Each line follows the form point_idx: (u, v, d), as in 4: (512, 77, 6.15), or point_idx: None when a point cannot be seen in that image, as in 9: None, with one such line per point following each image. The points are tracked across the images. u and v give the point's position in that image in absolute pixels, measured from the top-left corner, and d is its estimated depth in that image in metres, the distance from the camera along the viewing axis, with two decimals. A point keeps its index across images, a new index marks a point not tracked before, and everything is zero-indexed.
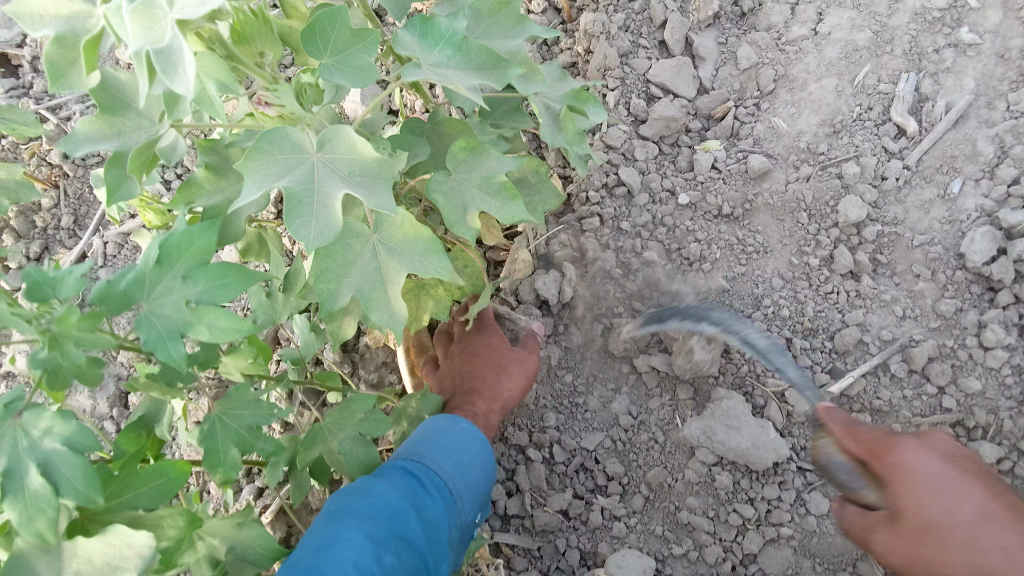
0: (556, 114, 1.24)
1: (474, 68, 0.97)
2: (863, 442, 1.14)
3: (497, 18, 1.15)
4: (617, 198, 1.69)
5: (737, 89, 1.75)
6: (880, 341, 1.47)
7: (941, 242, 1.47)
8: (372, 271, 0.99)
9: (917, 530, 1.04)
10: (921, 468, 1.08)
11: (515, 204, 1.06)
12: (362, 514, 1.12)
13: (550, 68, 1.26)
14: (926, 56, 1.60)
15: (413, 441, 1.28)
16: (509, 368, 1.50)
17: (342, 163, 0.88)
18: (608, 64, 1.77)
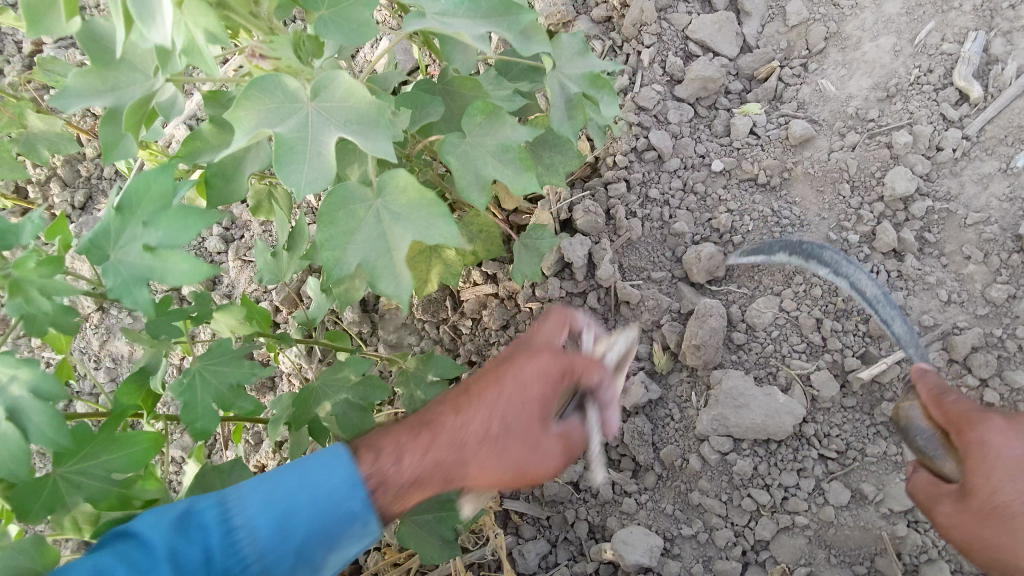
0: (570, 95, 1.15)
1: (482, 16, 0.92)
2: (947, 412, 1.05)
3: None
4: (647, 163, 1.61)
5: (784, 47, 1.66)
6: (920, 326, 1.33)
7: (998, 222, 1.34)
8: (377, 239, 0.92)
9: (986, 514, 0.98)
10: (1004, 451, 0.98)
11: (528, 175, 1.00)
12: None
13: (573, 37, 1.17)
14: (1000, 13, 1.46)
15: (270, 491, 0.96)
16: (503, 439, 1.00)
17: (337, 110, 0.85)
18: (644, 19, 1.68)
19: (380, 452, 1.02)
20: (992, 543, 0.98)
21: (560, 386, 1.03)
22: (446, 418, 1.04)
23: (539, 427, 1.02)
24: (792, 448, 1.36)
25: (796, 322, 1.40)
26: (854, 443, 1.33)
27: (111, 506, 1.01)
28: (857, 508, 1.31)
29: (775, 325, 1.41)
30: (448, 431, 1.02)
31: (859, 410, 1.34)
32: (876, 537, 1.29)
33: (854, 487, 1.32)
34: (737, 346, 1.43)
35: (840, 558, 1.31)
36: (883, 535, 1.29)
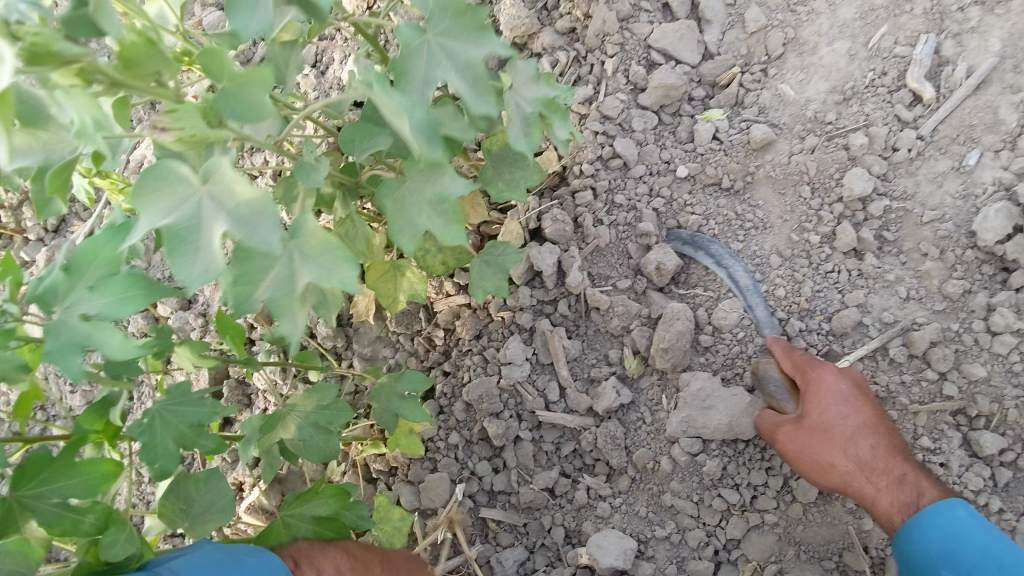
0: (526, 115, 1.18)
1: (426, 111, 0.99)
2: (794, 360, 1.33)
3: (461, 18, 1.04)
4: (613, 170, 1.64)
5: (744, 53, 1.69)
6: (880, 323, 1.36)
7: (952, 219, 1.36)
8: (287, 278, 0.94)
9: (817, 430, 1.26)
10: (834, 386, 1.28)
11: (457, 228, 1.03)
12: None
13: (526, 64, 1.20)
14: (949, 15, 1.50)
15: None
16: None
17: (228, 198, 0.85)
18: (607, 29, 1.73)
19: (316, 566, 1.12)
20: (818, 451, 1.25)
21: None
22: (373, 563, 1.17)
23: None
24: (759, 447, 1.38)
25: (760, 324, 1.42)
26: None
27: (65, 531, 1.01)
28: (824, 504, 1.34)
29: (742, 327, 1.44)
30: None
31: None
32: (844, 532, 1.33)
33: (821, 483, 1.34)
34: (704, 348, 1.45)
35: (809, 554, 1.34)
36: (850, 529, 1.33)
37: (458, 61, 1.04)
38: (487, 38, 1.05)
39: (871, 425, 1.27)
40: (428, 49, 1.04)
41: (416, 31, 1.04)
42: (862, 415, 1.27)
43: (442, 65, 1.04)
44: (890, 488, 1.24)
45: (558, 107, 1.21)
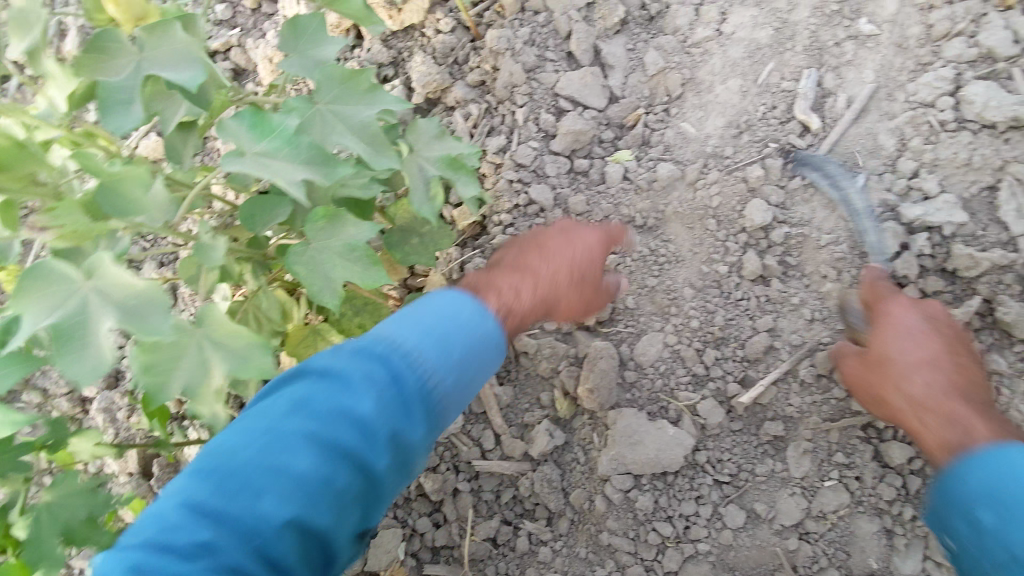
0: (429, 178, 1.27)
1: (304, 161, 0.97)
2: (872, 293, 1.31)
3: (349, 83, 1.10)
4: (530, 217, 1.70)
5: (647, 95, 1.78)
6: (789, 346, 1.41)
7: (846, 241, 1.43)
8: (198, 366, 1.02)
9: (874, 362, 1.23)
10: (905, 319, 1.23)
11: (376, 270, 1.07)
12: (310, 416, 0.96)
13: (430, 125, 1.30)
14: (827, 50, 1.60)
15: (410, 326, 1.09)
16: (571, 278, 1.28)
17: (114, 292, 0.93)
18: (514, 81, 1.81)
19: (496, 289, 1.22)
20: (875, 387, 1.22)
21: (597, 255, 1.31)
22: (528, 260, 1.29)
23: (590, 266, 1.30)
24: (688, 477, 1.41)
25: (679, 356, 1.47)
26: (744, 465, 1.39)
27: None
28: (753, 528, 1.37)
29: (662, 360, 1.48)
30: (534, 274, 1.26)
31: (747, 432, 1.40)
32: (773, 554, 1.35)
33: (748, 507, 1.38)
34: (629, 385, 1.48)
35: None
36: (778, 551, 1.35)
37: (353, 123, 1.10)
38: (380, 96, 1.10)
39: (940, 361, 1.19)
40: (322, 115, 1.09)
41: (307, 101, 1.09)
42: (933, 351, 1.20)
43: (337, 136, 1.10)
44: (940, 428, 1.13)
45: (464, 164, 1.31)
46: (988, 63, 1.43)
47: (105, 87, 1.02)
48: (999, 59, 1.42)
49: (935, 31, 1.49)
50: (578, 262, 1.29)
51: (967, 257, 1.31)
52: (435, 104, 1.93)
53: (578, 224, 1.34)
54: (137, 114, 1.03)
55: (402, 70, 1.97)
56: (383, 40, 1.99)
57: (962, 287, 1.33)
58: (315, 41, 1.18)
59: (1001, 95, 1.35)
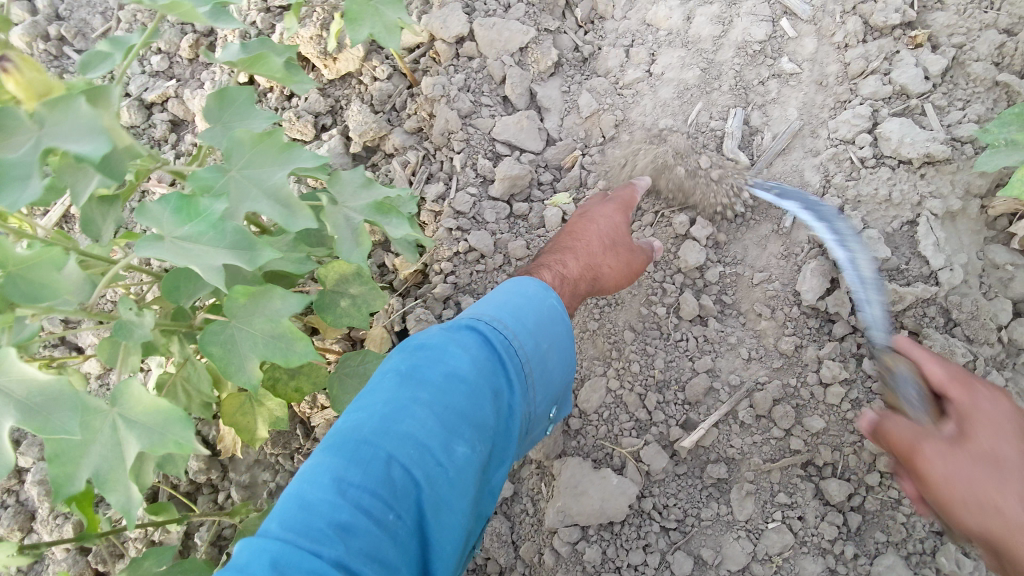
0: (355, 225, 1.19)
1: (229, 243, 0.94)
2: (949, 371, 1.06)
3: (262, 146, 1.03)
4: (471, 264, 1.70)
5: (583, 136, 1.80)
6: (728, 386, 1.42)
7: (778, 279, 1.44)
8: (112, 448, 0.95)
9: (982, 457, 0.97)
10: (998, 410, 1.02)
11: (302, 344, 1.01)
12: (435, 383, 1.07)
13: (354, 172, 1.23)
14: (752, 89, 1.63)
15: (493, 305, 1.24)
16: (616, 247, 1.43)
17: (15, 385, 0.88)
18: (450, 128, 1.81)
19: (546, 267, 1.38)
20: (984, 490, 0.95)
21: (619, 216, 1.48)
22: (564, 245, 1.45)
23: (616, 232, 1.45)
24: (635, 525, 1.40)
25: (622, 401, 1.47)
26: (689, 509, 1.39)
27: None
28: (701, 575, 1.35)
29: (605, 406, 1.47)
30: (581, 247, 1.41)
31: (691, 475, 1.40)
32: None
33: (696, 553, 1.37)
34: (575, 432, 1.47)
35: None
36: None
37: (271, 187, 1.02)
38: (293, 155, 1.03)
39: None
40: (238, 185, 1.02)
41: (218, 170, 1.01)
42: None
43: (252, 204, 1.01)
44: None
45: (394, 206, 1.22)
46: (902, 99, 1.47)
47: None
48: (912, 96, 1.46)
49: (852, 69, 1.53)
50: (604, 232, 1.44)
51: (892, 292, 1.33)
52: (374, 151, 1.92)
53: (598, 207, 1.51)
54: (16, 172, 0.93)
55: (339, 119, 1.97)
56: (320, 88, 1.98)
57: (890, 321, 1.35)
58: (239, 111, 1.14)
59: (915, 131, 1.39)
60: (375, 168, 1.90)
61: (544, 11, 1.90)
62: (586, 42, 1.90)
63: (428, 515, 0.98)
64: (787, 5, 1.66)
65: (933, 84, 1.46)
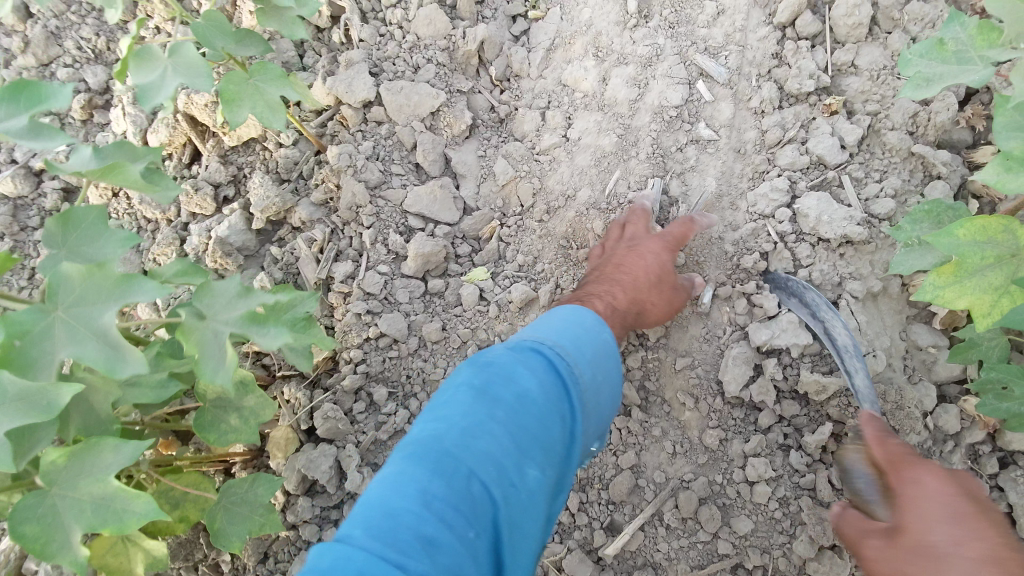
0: (224, 346, 1.01)
1: (12, 399, 0.82)
2: (891, 449, 1.00)
3: (94, 279, 0.88)
4: (383, 351, 1.60)
5: (500, 205, 1.71)
6: (653, 485, 1.34)
7: (701, 365, 1.37)
8: None
9: (912, 550, 0.85)
10: (930, 488, 0.89)
11: (142, 500, 0.89)
12: (509, 402, 0.93)
13: (229, 279, 1.06)
14: (670, 156, 1.56)
15: (551, 328, 1.10)
16: (661, 284, 1.33)
17: None
18: (358, 201, 1.70)
19: (596, 295, 1.27)
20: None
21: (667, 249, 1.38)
22: (608, 276, 1.34)
23: (665, 267, 1.34)
24: None
25: None
26: None
27: None
28: None
29: None
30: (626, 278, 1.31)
31: None
32: None
33: None
34: None
35: None
36: None
37: (101, 328, 0.87)
38: (130, 286, 0.88)
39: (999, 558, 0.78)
40: (63, 326, 0.87)
41: (41, 310, 0.87)
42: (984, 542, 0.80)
43: (79, 351, 0.86)
44: None
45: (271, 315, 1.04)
46: (820, 170, 1.42)
47: None
48: (828, 167, 1.41)
49: (769, 138, 1.47)
50: (653, 268, 1.34)
51: (815, 382, 1.26)
52: (280, 225, 1.80)
53: (642, 237, 1.43)
54: None
55: (242, 189, 1.84)
56: (222, 156, 1.85)
57: (815, 411, 1.30)
58: (85, 233, 1.03)
59: (832, 208, 1.34)
60: (282, 243, 1.78)
61: (456, 71, 1.81)
62: (501, 101, 1.80)
63: (506, 543, 0.85)
64: (702, 66, 1.59)
65: (850, 153, 1.40)
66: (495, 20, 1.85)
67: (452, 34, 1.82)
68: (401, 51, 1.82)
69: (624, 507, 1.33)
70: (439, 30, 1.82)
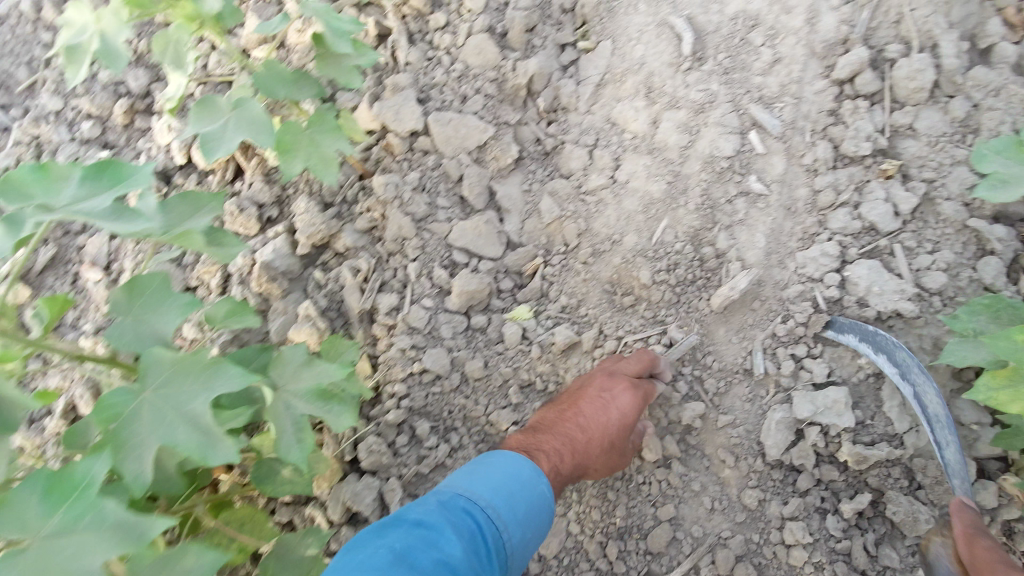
0: (296, 417, 1.18)
1: (109, 527, 0.83)
2: (974, 552, 1.10)
3: (184, 365, 1.00)
4: (426, 385, 1.63)
5: (544, 242, 1.72)
6: (691, 538, 1.40)
7: (743, 424, 1.43)
8: None
9: None
10: None
11: None
12: (427, 566, 1.04)
13: (296, 350, 1.20)
14: (719, 208, 1.56)
15: (489, 484, 1.22)
16: (612, 451, 1.36)
17: None
18: (404, 234, 1.72)
19: (543, 452, 1.32)
20: None
21: (637, 412, 1.37)
22: (564, 425, 1.37)
23: (621, 435, 1.35)
24: None
25: (583, 549, 1.43)
26: None
27: None
28: None
29: (566, 552, 1.43)
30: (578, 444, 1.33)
31: None
32: None
33: None
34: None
35: None
36: None
37: (187, 412, 0.98)
38: (216, 374, 0.99)
39: None
40: (150, 406, 0.98)
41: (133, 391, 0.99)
42: None
43: (171, 431, 0.98)
44: None
45: (334, 393, 1.20)
46: (871, 236, 1.45)
47: None
48: (881, 234, 1.44)
49: (821, 200, 1.50)
50: (610, 432, 1.35)
51: (857, 454, 1.32)
52: (324, 249, 1.79)
53: (620, 376, 1.40)
54: None
55: (286, 210, 1.83)
56: (265, 174, 1.84)
57: (854, 476, 1.35)
58: (153, 301, 1.09)
59: (883, 278, 1.40)
60: (326, 268, 1.78)
61: (503, 102, 1.79)
62: (548, 134, 1.79)
63: None
64: (756, 116, 1.59)
65: (902, 221, 1.44)
66: (544, 49, 1.82)
67: (502, 64, 1.80)
68: (449, 78, 1.80)
69: (663, 558, 1.40)
70: (488, 60, 1.80)
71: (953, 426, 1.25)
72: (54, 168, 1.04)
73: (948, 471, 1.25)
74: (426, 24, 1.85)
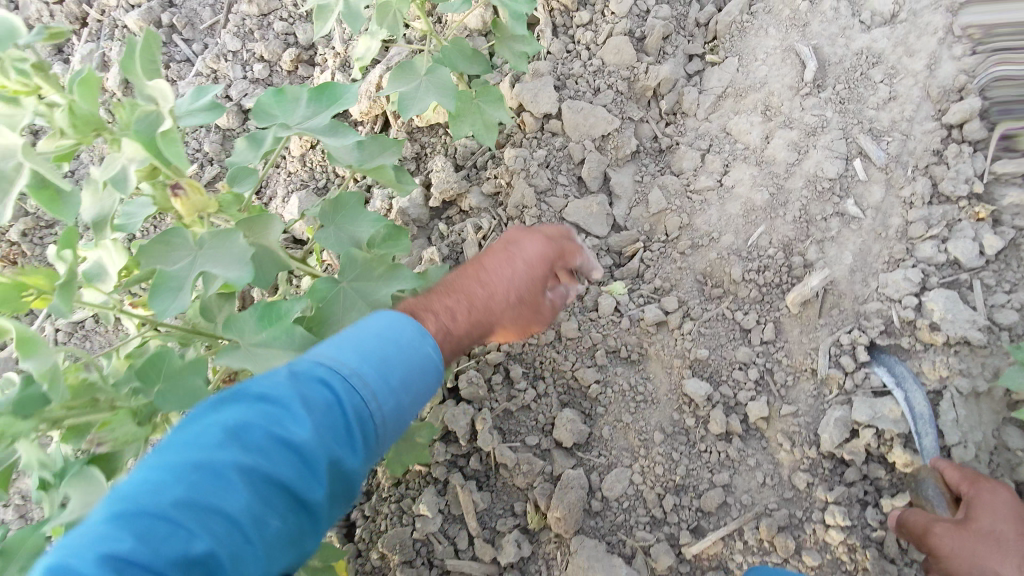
0: None
1: (297, 346, 1.19)
2: (962, 473, 1.40)
3: (373, 266, 1.30)
4: None
5: (647, 229, 1.90)
6: (740, 504, 1.59)
7: (804, 416, 1.61)
8: None
9: (983, 536, 1.32)
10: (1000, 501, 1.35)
11: None
12: (260, 445, 0.95)
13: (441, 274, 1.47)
14: (814, 223, 1.73)
15: (354, 350, 1.10)
16: (520, 307, 1.33)
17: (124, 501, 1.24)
18: (526, 202, 1.93)
19: (432, 312, 1.24)
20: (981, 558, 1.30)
21: (542, 268, 1.34)
22: (467, 282, 1.31)
23: (529, 289, 1.32)
24: None
25: (642, 497, 1.64)
26: None
27: None
28: None
29: (627, 497, 1.65)
30: (478, 296, 1.28)
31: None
32: None
33: None
34: (595, 512, 1.65)
35: None
36: None
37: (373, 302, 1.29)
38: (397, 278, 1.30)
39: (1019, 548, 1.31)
40: (346, 295, 1.30)
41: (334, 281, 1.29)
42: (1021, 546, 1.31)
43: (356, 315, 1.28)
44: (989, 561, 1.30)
45: None
46: (954, 269, 1.61)
47: (162, 276, 1.14)
48: (963, 269, 1.60)
49: (912, 230, 1.64)
50: (512, 287, 1.31)
51: (906, 458, 1.49)
52: (450, 205, 2.05)
53: (534, 232, 1.38)
54: (182, 304, 1.13)
55: (422, 165, 2.08)
56: (409, 132, 2.10)
57: (899, 477, 1.52)
58: (347, 214, 1.38)
59: (958, 308, 1.55)
60: (450, 221, 2.03)
61: (630, 100, 1.99)
62: (664, 134, 1.97)
63: None
64: (864, 146, 1.74)
65: (986, 260, 1.60)
66: (675, 57, 1.99)
67: (636, 66, 1.99)
68: (585, 71, 2.01)
69: (711, 516, 1.60)
70: (624, 59, 1.99)
71: (933, 421, 1.51)
72: (288, 92, 1.34)
73: (925, 456, 1.49)
74: (571, 20, 2.06)
